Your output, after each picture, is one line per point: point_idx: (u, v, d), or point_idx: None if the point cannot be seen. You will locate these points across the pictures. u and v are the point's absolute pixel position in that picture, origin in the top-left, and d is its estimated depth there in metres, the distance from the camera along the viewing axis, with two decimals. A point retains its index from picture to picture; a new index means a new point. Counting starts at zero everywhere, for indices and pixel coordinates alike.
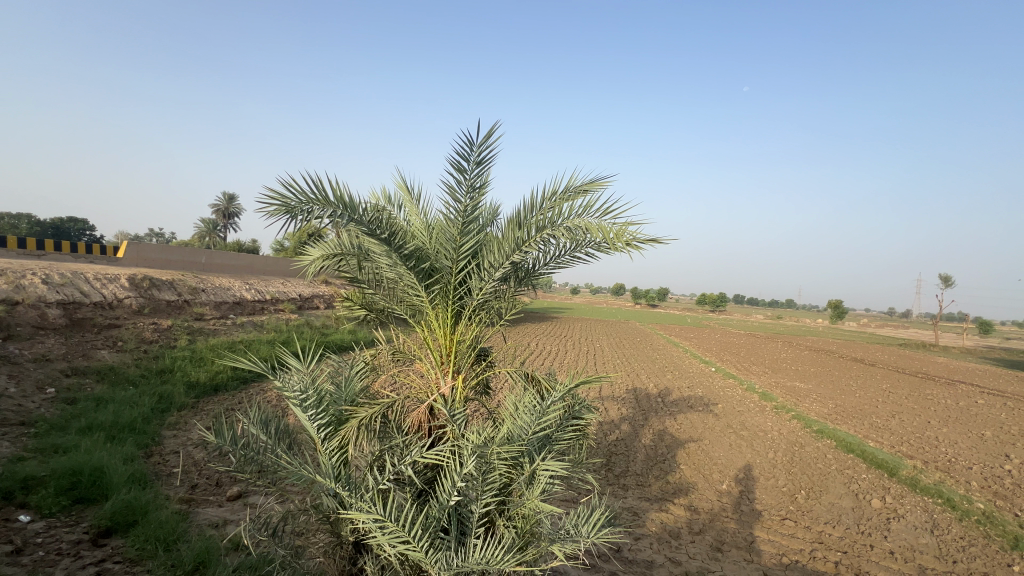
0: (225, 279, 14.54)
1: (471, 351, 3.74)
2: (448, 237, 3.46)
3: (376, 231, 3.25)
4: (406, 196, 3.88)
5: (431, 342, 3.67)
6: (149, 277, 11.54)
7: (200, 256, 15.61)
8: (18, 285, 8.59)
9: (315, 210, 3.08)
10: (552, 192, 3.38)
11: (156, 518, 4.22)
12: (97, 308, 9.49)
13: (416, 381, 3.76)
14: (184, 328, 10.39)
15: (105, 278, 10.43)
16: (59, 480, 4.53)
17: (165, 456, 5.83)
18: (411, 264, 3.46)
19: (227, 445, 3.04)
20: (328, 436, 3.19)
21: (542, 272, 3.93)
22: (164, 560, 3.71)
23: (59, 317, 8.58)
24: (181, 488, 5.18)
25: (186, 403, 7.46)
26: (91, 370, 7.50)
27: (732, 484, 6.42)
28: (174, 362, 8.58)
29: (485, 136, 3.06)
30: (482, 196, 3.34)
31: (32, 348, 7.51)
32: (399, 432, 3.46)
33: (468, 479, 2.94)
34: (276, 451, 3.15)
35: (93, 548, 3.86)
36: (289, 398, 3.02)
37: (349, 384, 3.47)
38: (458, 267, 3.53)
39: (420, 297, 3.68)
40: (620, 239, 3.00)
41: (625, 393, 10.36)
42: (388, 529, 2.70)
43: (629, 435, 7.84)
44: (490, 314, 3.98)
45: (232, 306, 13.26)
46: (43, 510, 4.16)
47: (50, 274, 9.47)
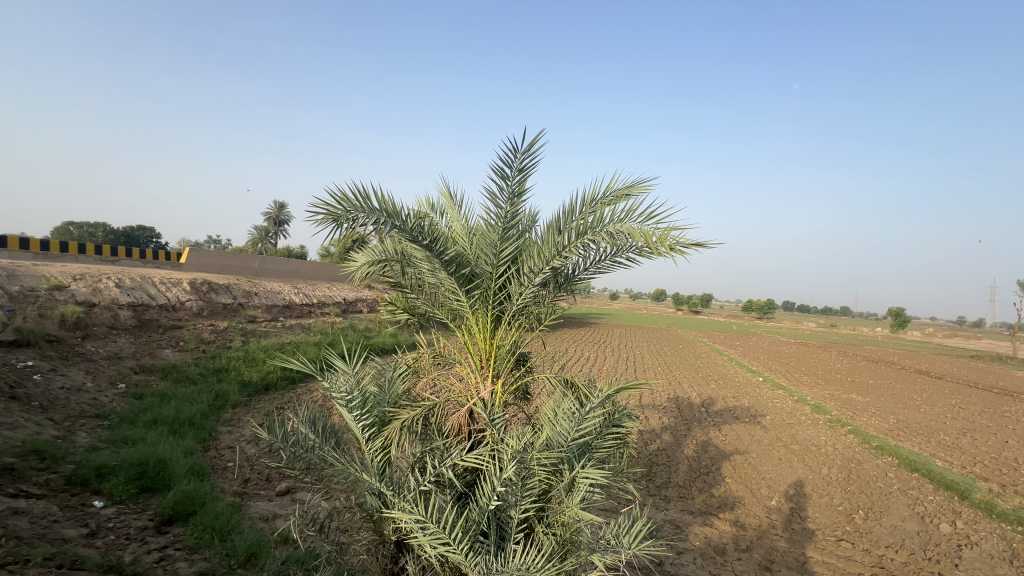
0: (276, 283, 15.25)
1: (510, 356, 3.76)
2: (488, 243, 3.51)
3: (419, 238, 3.32)
4: (447, 203, 3.96)
5: (471, 347, 3.72)
6: (208, 281, 12.28)
7: (253, 261, 16.44)
8: (95, 289, 9.37)
9: (360, 218, 3.19)
10: (593, 197, 3.36)
11: (213, 509, 4.48)
12: (162, 310, 10.20)
13: (456, 384, 3.81)
14: (239, 330, 10.98)
15: (169, 282, 11.20)
16: (128, 470, 4.88)
17: (221, 450, 6.18)
18: (452, 269, 3.52)
19: (278, 442, 3.21)
20: (372, 436, 3.28)
21: (582, 277, 3.90)
22: (220, 549, 3.94)
23: (129, 318, 9.27)
24: (235, 481, 5.47)
25: (240, 401, 7.87)
26: (156, 368, 8.05)
27: (782, 500, 6.11)
28: (229, 361, 9.07)
29: (528, 144, 3.08)
30: (522, 202, 3.38)
31: (106, 346, 8.17)
32: (440, 435, 3.52)
33: (508, 483, 2.97)
34: (324, 450, 3.29)
35: (158, 534, 4.14)
36: (337, 399, 3.15)
37: (392, 386, 3.56)
38: (498, 272, 3.56)
39: (460, 302, 3.74)
40: (663, 244, 2.94)
41: (666, 401, 10.08)
42: (429, 530, 2.75)
43: (671, 445, 7.60)
44: (530, 319, 3.98)
45: (282, 309, 13.89)
46: (115, 497, 4.50)
47: (122, 278, 10.27)
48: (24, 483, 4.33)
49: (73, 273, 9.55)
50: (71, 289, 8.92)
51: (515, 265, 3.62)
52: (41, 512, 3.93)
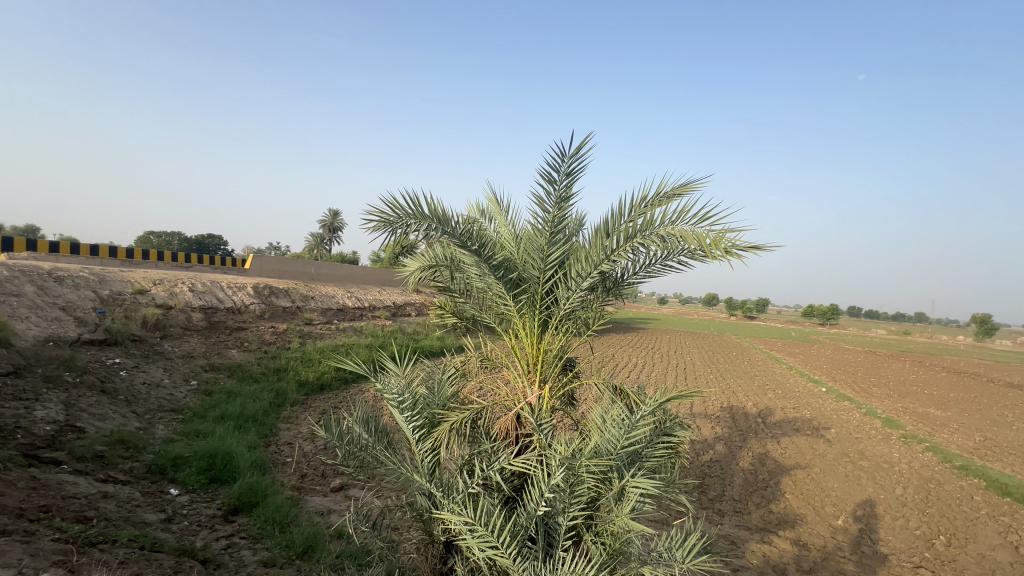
0: (331, 288, 15.95)
1: (558, 361, 3.74)
2: (535, 247, 3.52)
3: (468, 243, 3.37)
4: (495, 208, 4.00)
5: (518, 351, 3.74)
6: (269, 286, 13.05)
7: (310, 267, 17.28)
8: (172, 293, 10.20)
9: (411, 224, 3.29)
10: (643, 199, 3.28)
11: (274, 501, 4.73)
12: (229, 313, 10.95)
13: (503, 389, 3.84)
14: (297, 332, 11.57)
15: (235, 287, 11.99)
16: (199, 461, 5.25)
17: (281, 445, 6.52)
18: (500, 274, 3.55)
19: (334, 440, 3.37)
20: (422, 437, 3.36)
21: (631, 281, 3.83)
22: (280, 540, 4.16)
23: (201, 320, 10.00)
24: (293, 476, 5.75)
25: (298, 400, 8.28)
26: (224, 367, 8.63)
27: (849, 520, 5.69)
28: (288, 362, 9.58)
29: (576, 148, 3.07)
30: (569, 207, 3.36)
31: (181, 346, 8.86)
32: (487, 438, 3.54)
33: (555, 490, 2.95)
34: (377, 448, 3.40)
35: (226, 523, 4.42)
36: (389, 399, 3.26)
37: (441, 388, 3.62)
38: (545, 276, 3.55)
39: (508, 306, 3.76)
40: (717, 246, 2.83)
41: (719, 411, 9.67)
42: (478, 533, 2.77)
43: (725, 456, 7.27)
44: (578, 324, 3.94)
45: (336, 312, 14.50)
46: (188, 486, 4.86)
47: (195, 282, 11.11)
48: (112, 470, 4.76)
49: (153, 278, 10.44)
50: (151, 294, 9.76)
51: (562, 269, 3.61)
52: (126, 497, 4.30)
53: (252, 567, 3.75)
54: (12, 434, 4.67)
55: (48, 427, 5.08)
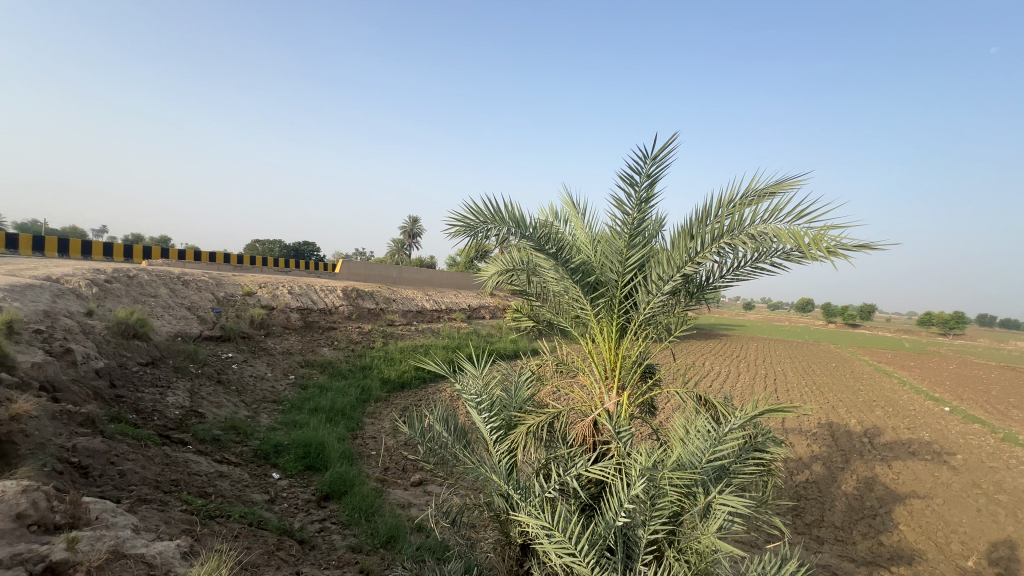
0: (410, 291, 16.75)
1: (637, 367, 3.63)
2: (614, 250, 3.45)
3: (545, 246, 3.37)
4: (571, 211, 3.97)
5: (595, 356, 3.68)
6: (356, 289, 13.99)
7: (392, 271, 18.28)
8: (275, 295, 11.30)
9: (491, 229, 3.36)
10: (731, 198, 3.10)
11: (360, 491, 5.05)
12: (322, 314, 11.89)
13: (580, 394, 3.80)
14: (380, 332, 12.28)
15: (327, 290, 13.01)
16: (297, 449, 5.75)
17: (367, 439, 6.96)
18: (577, 277, 3.51)
19: (417, 436, 3.55)
20: (499, 438, 3.41)
21: (717, 285, 3.62)
22: (366, 528, 4.42)
23: (298, 320, 10.97)
24: (377, 468, 6.10)
25: (381, 396, 8.78)
26: (317, 363, 9.39)
27: (982, 562, 4.92)
28: (373, 360, 10.20)
29: (660, 150, 3.01)
30: (648, 209, 3.28)
31: (282, 343, 9.79)
32: (564, 443, 3.52)
33: (635, 501, 2.86)
34: (456, 447, 3.52)
35: (319, 508, 4.78)
36: (468, 399, 3.38)
37: (519, 391, 3.63)
38: (623, 280, 3.47)
39: (585, 310, 3.71)
40: (817, 245, 2.58)
41: (816, 427, 8.81)
42: (555, 538, 2.76)
43: (823, 478, 6.60)
44: (658, 330, 3.78)
45: (415, 314, 15.18)
46: (288, 471, 5.34)
47: (293, 286, 12.21)
48: (226, 452, 5.36)
49: (260, 282, 11.65)
50: (257, 296, 10.89)
51: (642, 272, 3.50)
52: (238, 477, 4.81)
53: (342, 551, 4.01)
54: (150, 416, 5.42)
55: (177, 412, 5.83)
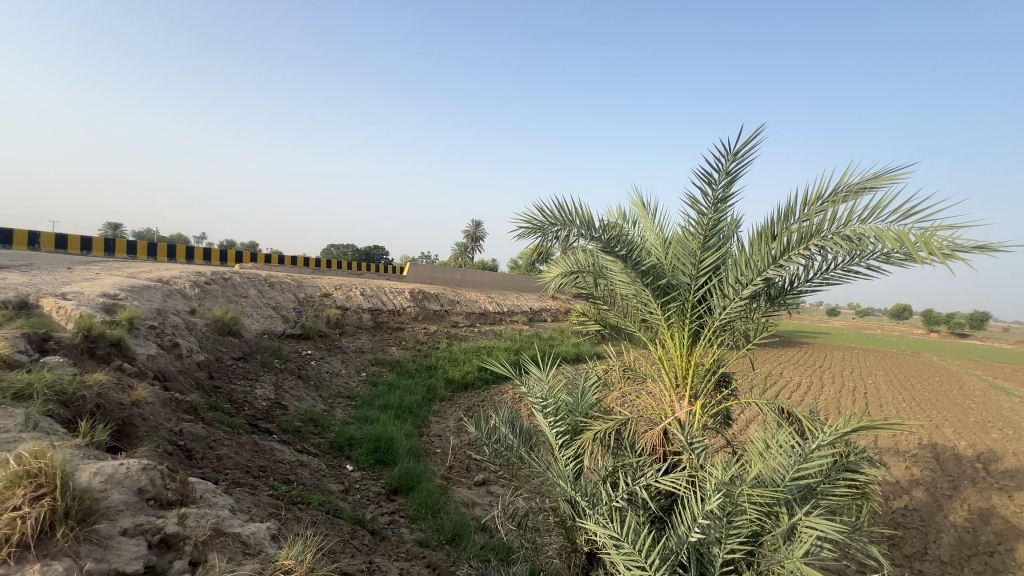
0: (474, 293, 17.07)
1: (711, 376, 3.47)
2: (687, 252, 3.32)
3: (615, 248, 3.29)
4: (641, 212, 3.86)
5: (665, 363, 3.55)
6: (423, 291, 14.49)
7: (456, 273, 18.74)
8: (348, 296, 11.98)
9: (560, 230, 3.34)
10: (821, 195, 2.86)
11: (427, 487, 5.22)
12: (391, 314, 12.44)
13: (649, 402, 3.68)
14: (445, 333, 12.62)
15: (396, 291, 13.59)
16: (368, 443, 6.04)
17: (432, 436, 7.18)
18: (648, 280, 3.41)
19: (483, 437, 3.62)
20: (565, 443, 3.39)
21: (801, 290, 3.35)
22: (433, 524, 4.56)
23: (369, 320, 11.56)
24: (442, 466, 6.26)
25: (446, 396, 9.02)
26: (387, 362, 9.83)
27: None
28: (438, 360, 10.51)
29: (742, 146, 2.90)
30: (725, 209, 3.13)
31: (354, 342, 10.37)
32: (633, 452, 3.42)
33: (710, 517, 2.72)
34: (522, 450, 3.54)
35: (389, 501, 4.98)
36: (533, 402, 3.43)
37: (585, 396, 3.55)
38: (697, 284, 3.33)
39: (655, 315, 3.58)
40: (928, 247, 2.31)
41: (917, 448, 7.89)
42: (624, 549, 2.68)
43: (927, 505, 5.89)
44: (734, 337, 3.58)
45: (478, 316, 15.45)
46: (361, 463, 5.63)
47: (365, 287, 12.89)
48: (306, 443, 5.74)
49: (336, 284, 12.40)
50: (333, 297, 11.60)
51: (718, 275, 3.32)
52: (316, 466, 5.14)
53: (410, 544, 4.15)
54: (242, 406, 5.94)
55: (264, 403, 6.34)
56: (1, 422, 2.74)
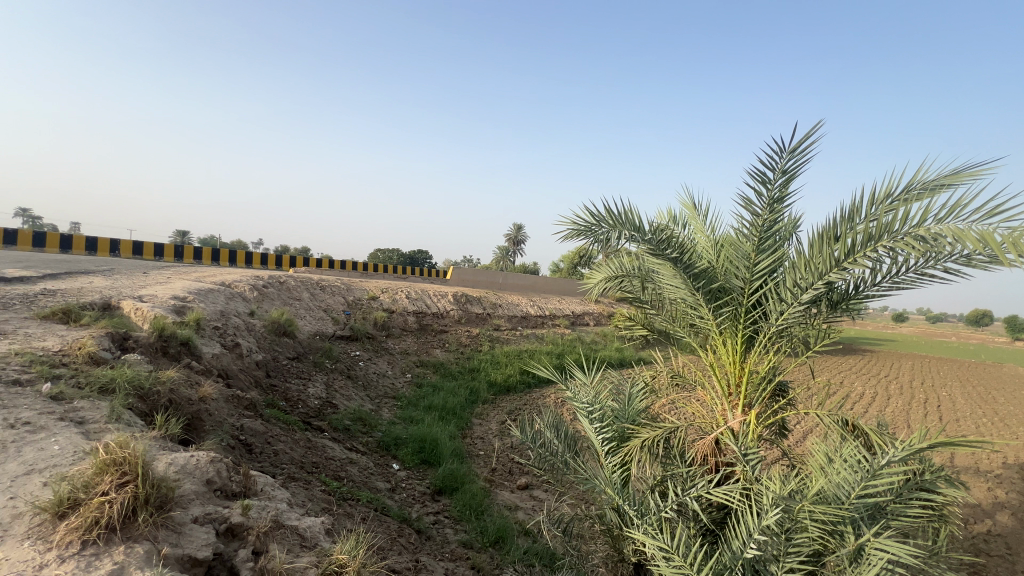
0: (516, 296, 17.11)
1: (766, 384, 3.32)
2: (741, 255, 3.20)
3: (664, 251, 3.22)
4: (691, 214, 3.74)
5: (717, 370, 3.42)
6: (466, 294, 14.67)
7: (498, 277, 18.87)
8: (394, 299, 12.31)
9: (607, 232, 3.30)
10: (890, 192, 2.67)
11: (470, 489, 5.27)
12: (435, 317, 12.68)
13: (699, 410, 3.56)
14: (487, 337, 12.73)
15: (440, 295, 13.84)
16: (414, 443, 6.17)
17: (475, 438, 7.25)
18: (699, 284, 3.30)
19: (528, 442, 3.62)
20: (612, 450, 3.32)
21: (867, 294, 3.13)
22: (477, 526, 4.59)
23: (414, 323, 11.84)
24: (486, 468, 6.31)
25: (488, 398, 9.09)
26: (431, 364, 10.03)
27: None
28: (480, 363, 10.61)
29: (799, 143, 2.76)
30: (782, 209, 3.00)
31: (400, 344, 10.65)
32: (683, 461, 3.31)
33: (767, 533, 2.59)
34: (567, 456, 3.51)
35: (433, 501, 5.07)
36: (579, 408, 3.39)
37: (632, 402, 3.47)
38: (751, 288, 3.20)
39: (706, 320, 3.46)
40: (1018, 249, 2.10)
41: (1002, 469, 7.18)
42: (674, 562, 2.60)
43: (1015, 533, 5.34)
44: (792, 344, 3.40)
45: (520, 320, 15.47)
46: (407, 463, 5.77)
47: (410, 291, 13.21)
48: (355, 441, 5.94)
49: (382, 288, 12.79)
50: (380, 300, 11.96)
51: (775, 278, 3.18)
52: (364, 464, 5.31)
53: (454, 545, 4.20)
54: (297, 404, 6.24)
55: (317, 401, 6.63)
56: (89, 413, 3.00)
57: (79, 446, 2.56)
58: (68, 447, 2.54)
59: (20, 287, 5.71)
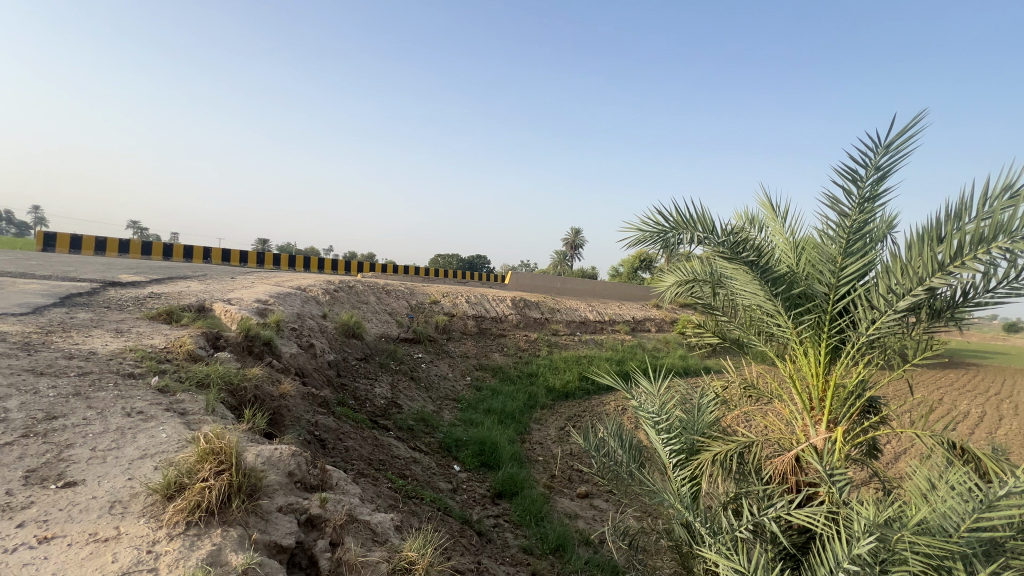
0: (574, 301, 16.93)
1: (854, 399, 3.05)
2: (825, 258, 2.97)
3: (738, 254, 3.05)
4: (768, 215, 3.51)
5: (797, 383, 3.20)
6: (524, 299, 14.72)
7: (556, 282, 18.79)
8: (454, 303, 12.59)
9: (674, 236, 3.18)
10: (1009, 186, 2.37)
11: (530, 494, 5.26)
12: (493, 322, 12.85)
13: (777, 424, 3.33)
14: (545, 342, 12.69)
15: (498, 299, 13.99)
16: (474, 446, 6.27)
17: (534, 443, 7.23)
18: (777, 290, 3.09)
19: (590, 450, 3.55)
20: (680, 463, 3.20)
21: (977, 303, 2.79)
22: (537, 532, 4.58)
23: (473, 327, 12.06)
24: (545, 474, 6.28)
25: (547, 404, 9.05)
26: (490, 367, 10.16)
27: None
28: (539, 368, 10.60)
29: (896, 136, 2.51)
30: (875, 208, 2.76)
31: (460, 347, 10.88)
32: (759, 479, 3.11)
33: (857, 562, 2.37)
34: (631, 467, 3.40)
35: (494, 504, 5.11)
36: (645, 418, 3.26)
37: (702, 414, 3.32)
38: (837, 295, 2.96)
39: (784, 329, 3.24)
40: None
41: None
42: None
43: None
44: (884, 356, 3.10)
45: (578, 325, 15.28)
46: (467, 465, 5.86)
47: (470, 295, 13.46)
48: (419, 441, 6.12)
49: (443, 292, 13.14)
50: (441, 304, 12.28)
51: (866, 284, 2.91)
52: (428, 464, 5.47)
53: (514, 549, 4.21)
54: (365, 403, 6.54)
55: (382, 401, 6.91)
56: (189, 405, 3.32)
57: (182, 434, 2.84)
58: (174, 435, 2.82)
59: (132, 291, 6.45)
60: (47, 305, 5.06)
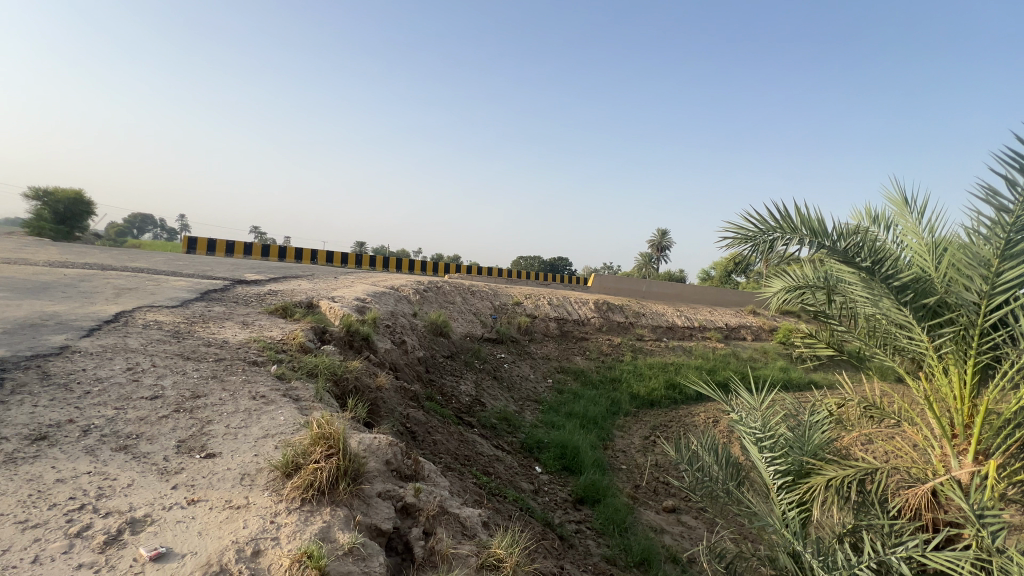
0: (660, 306, 16.19)
1: (1012, 429, 2.58)
2: (976, 262, 2.53)
3: (855, 259, 2.72)
4: (899, 213, 3.08)
5: (934, 406, 2.78)
6: (607, 302, 14.39)
7: (641, 284, 18.10)
8: (536, 304, 12.65)
9: (777, 238, 2.89)
10: None
11: (613, 503, 5.13)
12: (575, 325, 12.72)
13: (907, 452, 2.92)
14: (629, 347, 12.30)
15: (580, 301, 13.81)
16: (556, 449, 6.23)
17: (617, 451, 7.03)
18: (908, 298, 2.70)
19: (682, 463, 3.34)
20: (786, 486, 2.88)
21: None
22: (620, 543, 4.45)
23: (555, 329, 12.05)
24: (628, 484, 6.08)
25: (630, 411, 8.76)
26: (571, 370, 10.07)
27: None
28: (622, 373, 10.29)
29: None
30: None
31: (541, 349, 10.92)
32: (883, 512, 2.74)
33: None
34: (728, 485, 3.16)
35: (576, 509, 5.04)
36: (744, 432, 2.93)
37: (812, 433, 2.97)
38: (989, 306, 2.52)
39: (918, 344, 2.81)
40: None
41: None
42: None
43: None
44: None
45: (665, 330, 14.60)
46: (549, 467, 5.85)
47: (552, 297, 13.46)
48: (501, 440, 6.23)
49: (526, 294, 13.27)
50: (523, 305, 12.40)
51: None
52: (510, 463, 5.55)
53: (597, 558, 4.10)
54: (451, 399, 6.80)
55: (467, 398, 7.14)
56: (302, 393, 3.68)
57: (296, 418, 3.15)
58: (290, 418, 3.14)
59: (255, 288, 7.31)
60: (191, 299, 5.91)
